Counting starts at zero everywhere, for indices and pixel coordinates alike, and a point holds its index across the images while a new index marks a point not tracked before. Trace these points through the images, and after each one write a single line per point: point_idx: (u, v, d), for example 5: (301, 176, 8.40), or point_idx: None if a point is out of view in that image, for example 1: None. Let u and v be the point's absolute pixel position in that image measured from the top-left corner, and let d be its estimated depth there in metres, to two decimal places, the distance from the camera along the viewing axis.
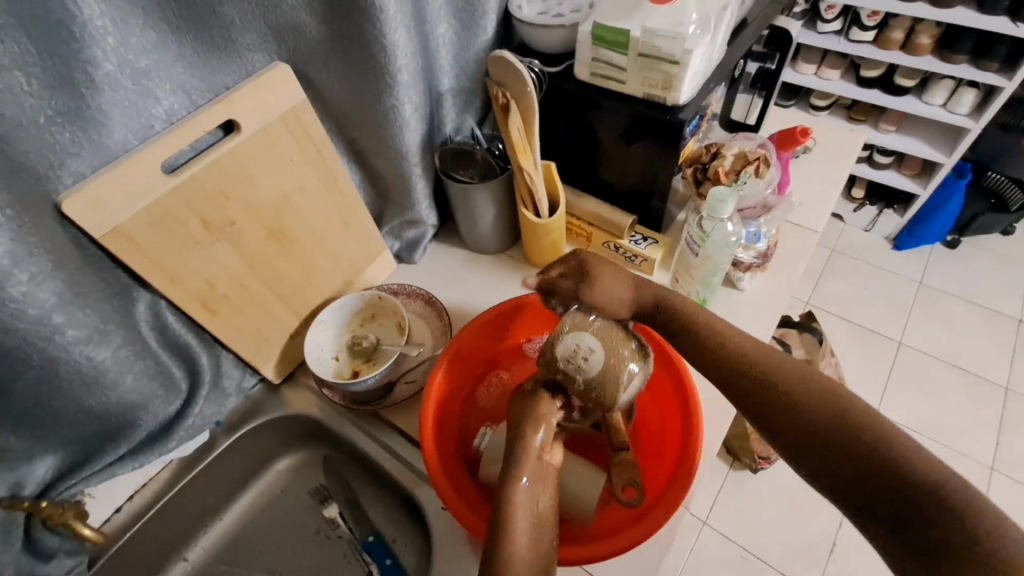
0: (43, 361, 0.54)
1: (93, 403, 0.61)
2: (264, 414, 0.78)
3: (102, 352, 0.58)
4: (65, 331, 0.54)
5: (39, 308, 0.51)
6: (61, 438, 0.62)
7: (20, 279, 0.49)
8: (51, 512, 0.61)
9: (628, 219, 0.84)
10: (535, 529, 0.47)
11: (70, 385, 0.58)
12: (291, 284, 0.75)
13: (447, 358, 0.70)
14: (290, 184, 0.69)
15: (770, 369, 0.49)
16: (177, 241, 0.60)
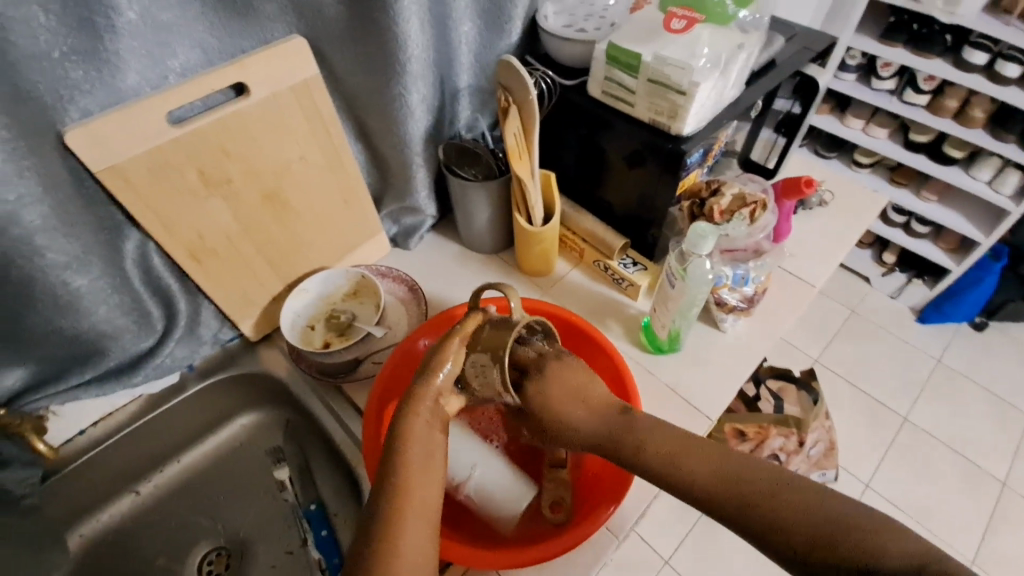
0: (22, 278, 0.57)
1: (65, 327, 0.64)
2: (236, 367, 0.81)
3: (79, 279, 0.62)
4: (44, 254, 0.57)
5: (23, 228, 0.55)
6: (33, 354, 0.65)
7: (7, 197, 0.52)
8: (10, 422, 0.65)
9: (620, 242, 0.85)
10: (425, 482, 0.45)
11: (45, 305, 0.61)
12: (280, 248, 0.78)
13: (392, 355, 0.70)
14: (292, 154, 0.72)
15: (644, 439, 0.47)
16: (173, 190, 0.63)
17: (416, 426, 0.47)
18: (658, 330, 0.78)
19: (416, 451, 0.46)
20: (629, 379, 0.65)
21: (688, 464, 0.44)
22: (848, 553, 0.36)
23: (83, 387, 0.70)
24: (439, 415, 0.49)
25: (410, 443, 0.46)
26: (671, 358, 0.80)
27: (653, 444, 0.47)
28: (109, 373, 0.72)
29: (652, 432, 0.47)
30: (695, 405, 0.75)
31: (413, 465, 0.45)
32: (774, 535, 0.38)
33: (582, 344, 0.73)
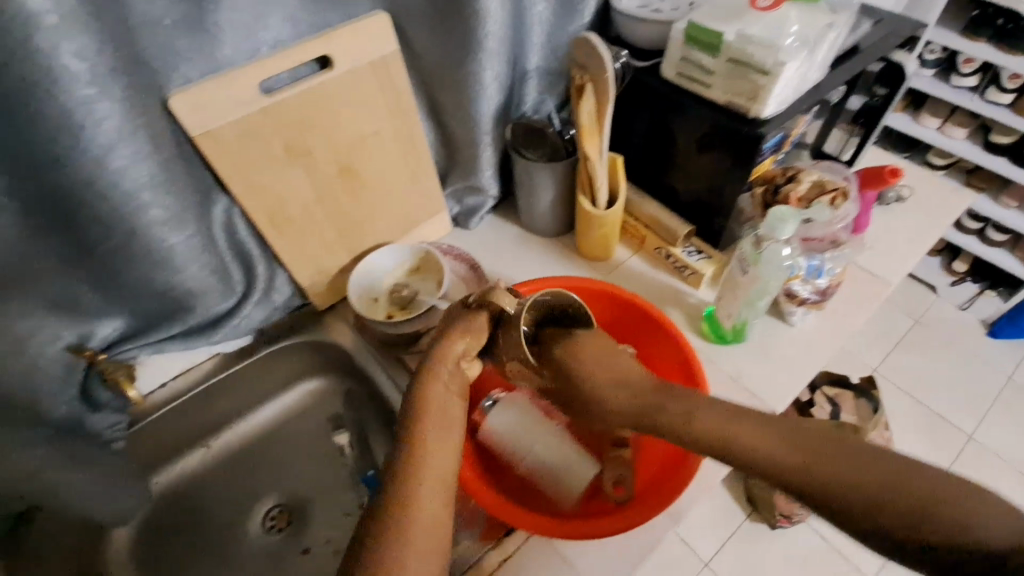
0: (125, 233, 0.56)
1: (158, 283, 0.63)
2: (302, 334, 0.84)
3: (176, 236, 0.60)
4: (148, 209, 0.56)
5: (129, 185, 0.54)
6: (127, 306, 0.64)
7: (120, 152, 0.52)
8: (107, 367, 0.66)
9: (685, 229, 0.83)
10: (438, 448, 0.46)
11: (142, 258, 0.59)
12: (350, 220, 0.81)
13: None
14: (368, 128, 0.74)
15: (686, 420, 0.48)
16: (260, 158, 0.66)
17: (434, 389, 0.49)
18: (721, 320, 0.76)
19: (433, 416, 0.48)
20: (701, 371, 0.62)
21: (765, 444, 0.44)
22: (942, 526, 0.36)
23: (171, 341, 0.70)
24: (459, 380, 0.51)
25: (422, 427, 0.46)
26: (735, 349, 0.78)
27: (703, 430, 0.47)
28: (193, 330, 0.72)
29: (710, 415, 0.47)
30: (759, 397, 0.73)
31: (422, 441, 0.46)
32: (868, 510, 0.38)
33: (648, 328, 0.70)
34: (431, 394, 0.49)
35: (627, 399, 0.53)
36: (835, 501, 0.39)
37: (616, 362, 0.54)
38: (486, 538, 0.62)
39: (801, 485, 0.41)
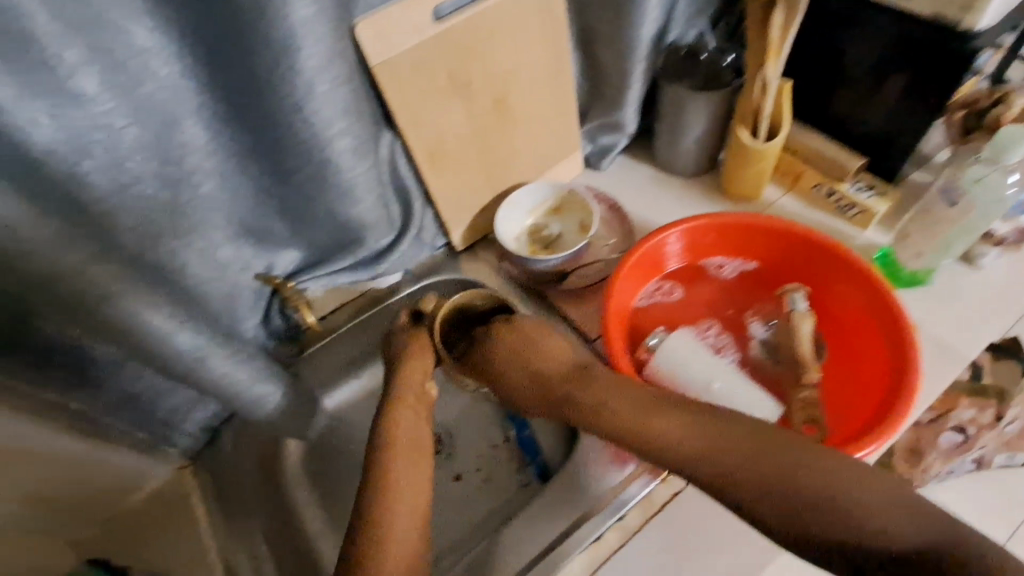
0: (319, 162, 0.57)
1: (339, 214, 0.64)
2: (443, 272, 0.86)
3: (358, 168, 0.61)
4: (337, 140, 0.56)
5: (326, 116, 0.54)
6: (307, 236, 0.67)
7: (325, 79, 0.51)
8: (290, 295, 0.69)
9: (857, 163, 0.77)
10: (406, 477, 0.55)
11: (328, 189, 0.61)
12: (497, 158, 0.80)
13: (639, 248, 0.66)
14: (522, 58, 0.72)
15: (599, 402, 0.56)
16: (427, 88, 0.65)
17: (404, 415, 0.58)
18: (902, 261, 0.71)
19: (405, 444, 0.57)
20: (909, 319, 0.57)
21: (718, 450, 0.50)
22: (825, 522, 0.45)
23: (341, 273, 0.73)
24: (423, 402, 0.61)
25: (394, 428, 0.57)
26: (914, 294, 0.72)
27: (614, 413, 0.55)
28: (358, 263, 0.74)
29: (664, 424, 0.52)
30: (950, 346, 0.67)
31: (399, 446, 0.56)
32: (779, 518, 0.46)
33: (844, 275, 0.64)
34: (401, 421, 0.58)
35: (609, 422, 0.55)
36: (731, 486, 0.48)
37: (537, 349, 0.60)
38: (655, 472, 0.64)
39: (706, 475, 0.49)
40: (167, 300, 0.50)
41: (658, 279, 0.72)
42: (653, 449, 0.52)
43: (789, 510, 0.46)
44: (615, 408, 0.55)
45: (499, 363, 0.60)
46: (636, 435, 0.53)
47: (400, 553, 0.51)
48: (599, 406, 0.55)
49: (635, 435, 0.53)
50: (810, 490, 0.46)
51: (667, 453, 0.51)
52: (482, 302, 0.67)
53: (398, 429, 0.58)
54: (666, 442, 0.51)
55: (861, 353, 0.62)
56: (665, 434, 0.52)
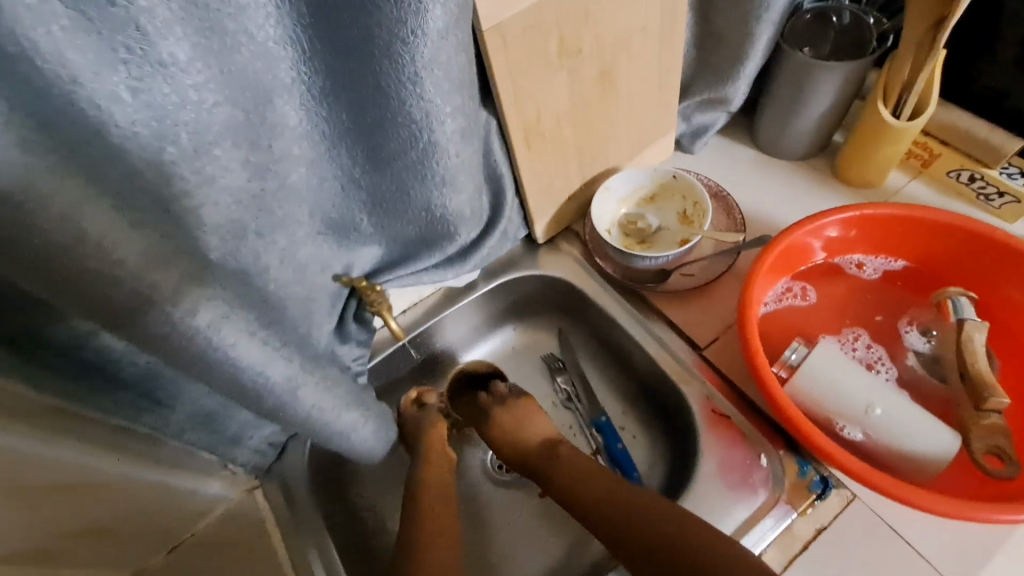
0: (425, 146, 0.48)
1: (435, 207, 0.56)
2: (523, 268, 0.77)
3: (465, 153, 0.52)
4: (448, 120, 0.47)
5: (444, 87, 0.44)
6: (393, 231, 0.59)
7: (448, 45, 0.42)
8: (373, 298, 0.61)
9: (1015, 145, 0.67)
10: (440, 514, 0.60)
11: (430, 179, 0.52)
12: (592, 140, 0.70)
13: (778, 243, 0.58)
14: (637, 24, 0.62)
15: (581, 495, 0.58)
16: (536, 57, 0.56)
17: (431, 474, 0.63)
18: None
19: (434, 526, 0.58)
20: None
21: (613, 505, 0.55)
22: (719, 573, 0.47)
23: (425, 271, 0.65)
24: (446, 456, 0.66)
25: (420, 486, 0.62)
26: None
27: (564, 473, 0.60)
28: (443, 260, 0.66)
29: (598, 489, 0.57)
30: None
31: (428, 482, 0.63)
32: None
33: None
34: (433, 462, 0.65)
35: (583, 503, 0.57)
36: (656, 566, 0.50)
37: (514, 436, 0.65)
38: (796, 500, 0.56)
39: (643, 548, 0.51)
40: (253, 319, 0.43)
41: (788, 280, 0.62)
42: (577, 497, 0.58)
43: None
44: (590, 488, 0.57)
45: (490, 437, 0.66)
46: (587, 502, 0.57)
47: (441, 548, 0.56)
48: (571, 479, 0.59)
49: (589, 513, 0.56)
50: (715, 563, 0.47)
51: (595, 512, 0.56)
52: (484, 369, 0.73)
53: (428, 474, 0.63)
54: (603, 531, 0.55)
55: None
56: (612, 506, 0.55)
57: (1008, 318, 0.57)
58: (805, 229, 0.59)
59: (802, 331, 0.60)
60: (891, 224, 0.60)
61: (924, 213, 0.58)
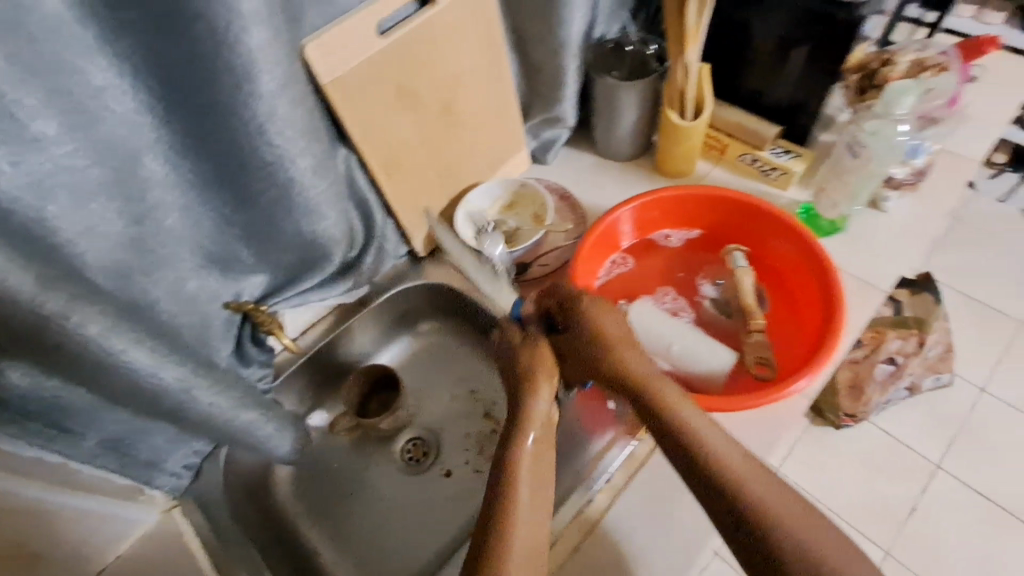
0: (285, 181, 0.59)
1: (305, 233, 0.66)
2: (411, 279, 0.87)
3: (320, 185, 0.62)
4: (298, 159, 0.57)
5: (290, 131, 0.55)
6: (274, 259, 0.68)
7: (283, 101, 0.52)
8: (264, 320, 0.70)
9: (773, 131, 0.85)
10: (533, 502, 0.57)
11: (295, 211, 0.62)
12: (448, 161, 0.82)
13: (593, 230, 0.71)
14: (465, 65, 0.74)
15: (674, 415, 0.58)
16: (377, 102, 0.67)
17: (533, 419, 0.62)
18: (825, 212, 0.80)
19: (524, 481, 0.58)
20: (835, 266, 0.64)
21: (705, 429, 0.57)
22: (784, 522, 0.52)
23: (310, 292, 0.74)
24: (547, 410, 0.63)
25: (523, 445, 0.60)
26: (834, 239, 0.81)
27: (643, 394, 0.60)
28: (326, 279, 0.76)
29: (687, 412, 0.58)
30: (869, 281, 0.76)
31: (534, 432, 0.61)
32: (731, 500, 0.54)
33: (774, 228, 0.72)
34: (535, 408, 0.62)
35: (660, 423, 0.58)
36: (729, 480, 0.54)
37: (591, 354, 0.65)
38: (634, 431, 0.69)
39: (718, 468, 0.55)
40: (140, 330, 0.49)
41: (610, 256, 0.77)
42: (664, 413, 0.58)
43: (729, 513, 0.54)
44: (671, 395, 0.59)
45: (581, 337, 0.65)
46: (676, 415, 0.58)
47: (527, 528, 0.55)
48: (655, 404, 0.59)
49: (675, 425, 0.58)
50: (777, 507, 0.53)
51: (684, 424, 0.57)
52: (372, 372, 0.84)
53: (530, 420, 0.62)
54: (688, 443, 0.57)
55: (798, 296, 0.70)
56: (705, 425, 0.57)
57: (769, 258, 0.74)
58: (610, 215, 0.73)
59: (625, 295, 0.74)
60: (677, 202, 0.75)
61: (697, 191, 0.74)
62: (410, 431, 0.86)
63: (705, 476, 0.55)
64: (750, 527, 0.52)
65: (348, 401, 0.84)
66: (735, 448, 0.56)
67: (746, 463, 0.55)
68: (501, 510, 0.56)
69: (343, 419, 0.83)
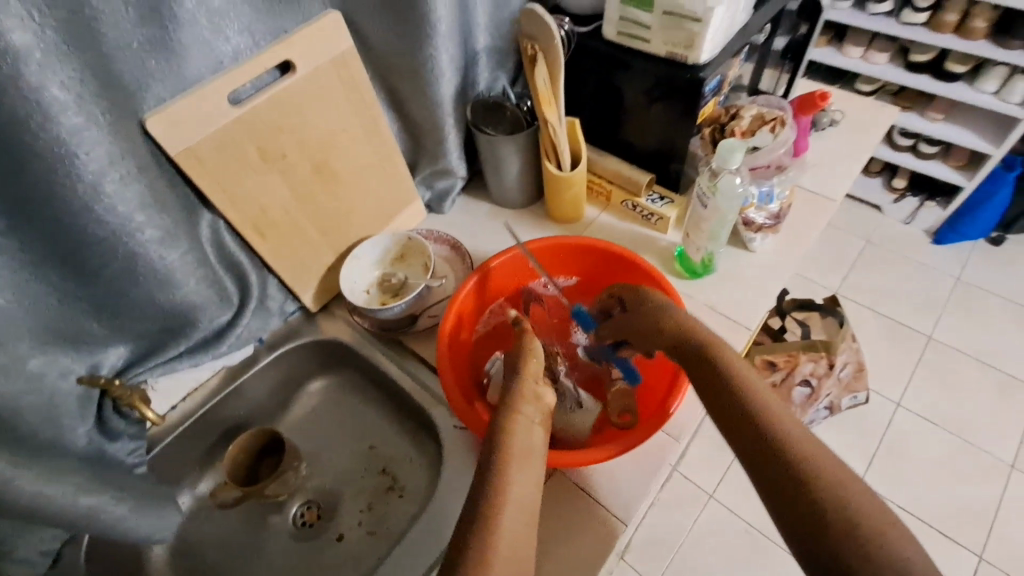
0: (126, 256, 0.60)
1: (163, 301, 0.67)
2: (302, 336, 0.86)
3: (172, 255, 0.64)
4: (143, 231, 0.60)
5: (125, 208, 0.57)
6: (132, 330, 0.68)
7: (113, 179, 0.55)
8: (121, 393, 0.68)
9: (645, 178, 0.89)
10: (525, 478, 0.53)
11: (145, 280, 0.63)
12: (331, 220, 0.82)
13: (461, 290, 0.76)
14: (335, 127, 0.75)
15: (745, 384, 0.55)
16: (238, 168, 0.67)
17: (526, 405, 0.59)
18: (692, 255, 0.83)
19: (518, 453, 0.54)
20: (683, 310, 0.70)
21: (762, 395, 0.53)
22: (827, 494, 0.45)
23: (177, 360, 0.74)
24: (540, 401, 0.61)
25: (513, 430, 0.56)
26: (706, 280, 0.85)
27: (736, 369, 0.56)
28: (198, 345, 0.75)
29: (756, 383, 0.55)
30: (736, 320, 0.80)
31: (523, 408, 0.59)
32: (776, 459, 0.48)
33: (633, 275, 0.78)
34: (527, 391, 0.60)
35: (742, 393, 0.54)
36: (780, 441, 0.49)
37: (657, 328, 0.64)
38: None
39: (767, 428, 0.50)
40: None
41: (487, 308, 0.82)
42: (728, 376, 0.56)
43: (778, 476, 0.47)
44: (751, 376, 0.55)
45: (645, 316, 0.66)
46: (738, 380, 0.55)
47: (520, 495, 0.51)
48: (720, 373, 0.57)
49: (740, 389, 0.54)
50: (828, 473, 0.46)
51: (748, 386, 0.54)
52: (259, 437, 0.81)
53: (523, 402, 0.59)
54: (744, 403, 0.53)
55: None
56: (769, 395, 0.53)
57: None
58: (480, 273, 0.78)
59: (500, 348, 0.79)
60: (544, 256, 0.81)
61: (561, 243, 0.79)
62: (298, 496, 0.84)
63: (754, 437, 0.51)
64: (796, 493, 0.46)
65: (231, 472, 0.80)
66: (798, 422, 0.51)
67: (809, 436, 0.49)
68: (491, 483, 0.51)
69: (228, 490, 0.79)
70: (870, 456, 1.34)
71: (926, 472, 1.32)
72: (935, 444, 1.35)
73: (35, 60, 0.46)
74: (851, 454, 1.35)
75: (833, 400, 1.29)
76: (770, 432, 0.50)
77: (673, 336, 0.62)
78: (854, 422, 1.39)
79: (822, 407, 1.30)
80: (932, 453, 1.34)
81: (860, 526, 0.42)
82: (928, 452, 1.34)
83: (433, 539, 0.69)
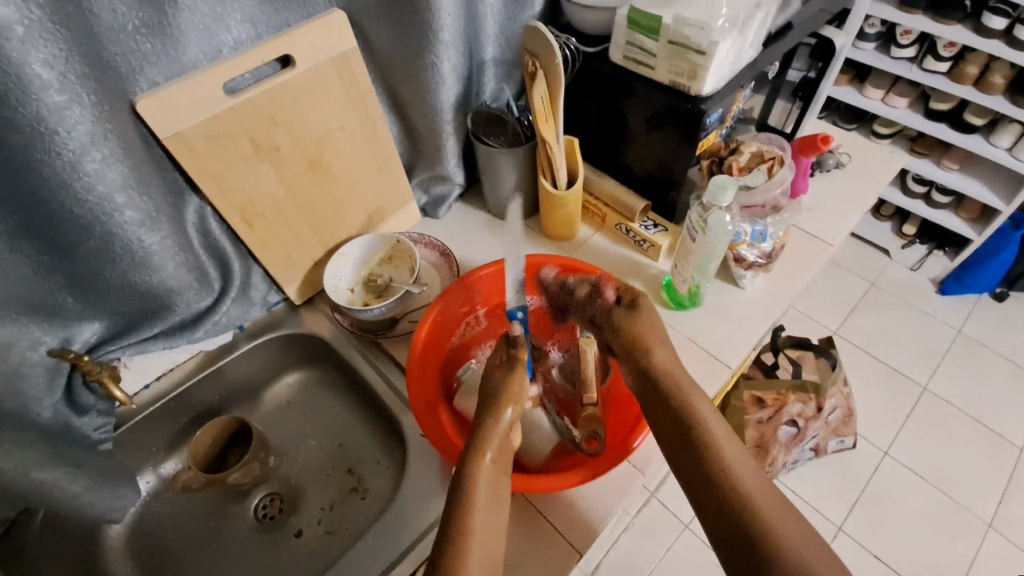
0: (103, 234, 0.61)
1: (138, 281, 0.68)
2: (283, 328, 0.86)
3: (152, 237, 0.65)
4: (123, 212, 0.61)
5: (105, 187, 0.59)
6: (108, 307, 0.69)
7: (94, 157, 0.57)
8: (90, 368, 0.68)
9: (641, 205, 0.88)
10: (485, 529, 0.52)
11: (122, 260, 0.65)
12: (321, 216, 0.82)
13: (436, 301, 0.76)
14: (332, 124, 0.75)
15: (707, 432, 0.57)
16: (229, 156, 0.67)
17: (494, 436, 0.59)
18: (679, 286, 0.82)
19: (484, 502, 0.54)
20: None
21: (725, 448, 0.56)
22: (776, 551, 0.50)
23: (151, 341, 0.75)
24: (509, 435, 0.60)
25: (480, 472, 0.55)
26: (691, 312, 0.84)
27: (701, 416, 0.58)
28: (174, 328, 0.76)
29: (715, 428, 0.57)
30: (717, 355, 0.79)
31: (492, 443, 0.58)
32: (734, 515, 0.52)
33: None
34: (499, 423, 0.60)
35: (703, 439, 0.56)
36: (737, 497, 0.53)
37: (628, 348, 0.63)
38: None
39: (723, 484, 0.54)
40: None
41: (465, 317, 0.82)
42: (691, 421, 0.57)
43: (730, 529, 0.52)
44: (714, 424, 0.57)
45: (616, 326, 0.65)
46: (699, 426, 0.57)
47: (482, 547, 0.51)
48: (682, 413, 0.58)
49: (701, 439, 0.56)
50: (781, 529, 0.51)
51: (706, 433, 0.57)
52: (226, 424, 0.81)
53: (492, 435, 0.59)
54: (704, 455, 0.55)
55: None
56: (725, 445, 0.56)
57: None
58: (459, 283, 0.78)
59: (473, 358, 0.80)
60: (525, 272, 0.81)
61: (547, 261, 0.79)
62: (261, 487, 0.83)
63: (712, 492, 0.54)
64: (747, 546, 0.51)
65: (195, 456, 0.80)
66: (755, 474, 0.55)
67: (759, 488, 0.54)
68: (454, 531, 0.51)
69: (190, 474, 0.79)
70: (852, 503, 1.32)
71: (906, 524, 1.29)
72: (918, 497, 1.32)
73: (18, 35, 0.47)
74: (832, 498, 1.32)
75: (818, 442, 1.28)
76: (726, 487, 0.53)
77: (640, 363, 0.62)
78: (839, 467, 1.37)
79: (808, 447, 1.29)
80: (915, 506, 1.31)
81: (808, 565, 0.49)
82: (911, 505, 1.31)
83: (386, 548, 0.68)
